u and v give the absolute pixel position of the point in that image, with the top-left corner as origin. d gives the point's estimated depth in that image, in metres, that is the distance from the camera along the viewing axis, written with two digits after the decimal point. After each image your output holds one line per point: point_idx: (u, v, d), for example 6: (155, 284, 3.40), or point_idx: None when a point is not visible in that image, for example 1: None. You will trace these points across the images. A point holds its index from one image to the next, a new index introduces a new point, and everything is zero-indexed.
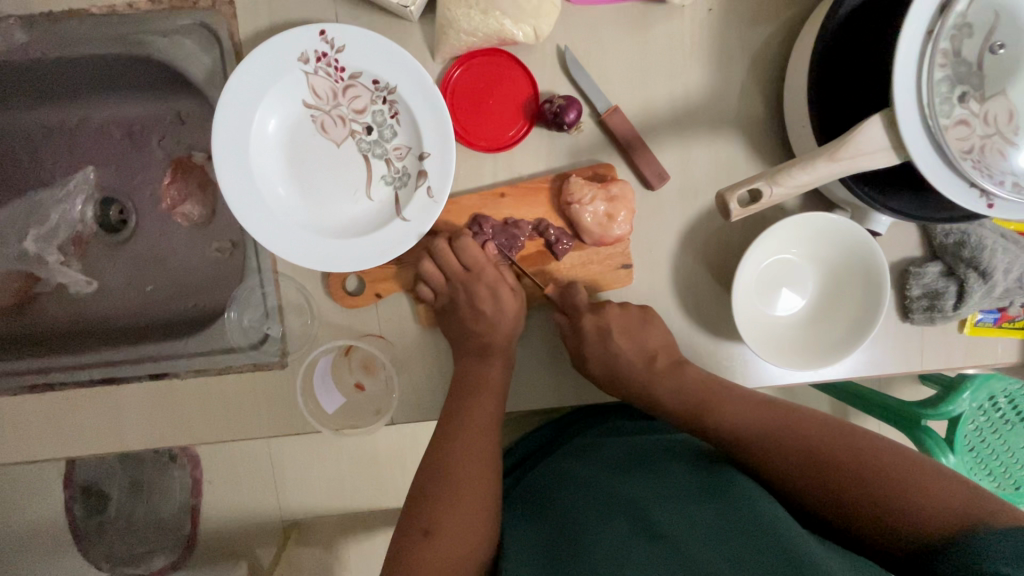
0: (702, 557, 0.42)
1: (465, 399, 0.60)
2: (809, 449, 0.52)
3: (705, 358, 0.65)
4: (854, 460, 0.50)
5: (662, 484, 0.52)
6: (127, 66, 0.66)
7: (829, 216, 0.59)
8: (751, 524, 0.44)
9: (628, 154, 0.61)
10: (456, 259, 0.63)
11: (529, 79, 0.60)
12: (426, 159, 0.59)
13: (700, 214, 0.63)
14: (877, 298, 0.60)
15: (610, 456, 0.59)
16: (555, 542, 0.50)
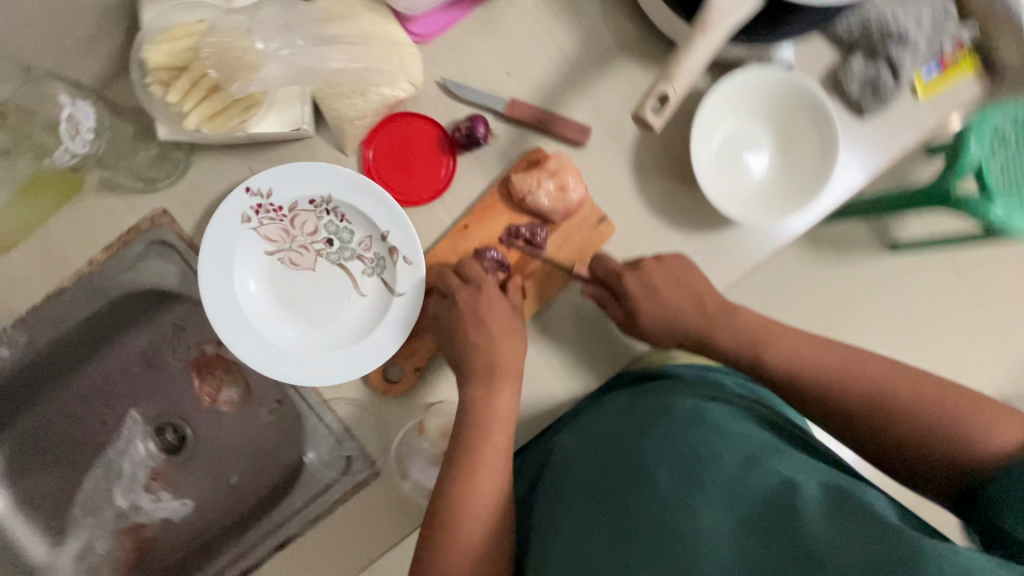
0: (703, 521, 0.42)
1: (502, 424, 0.57)
2: (827, 373, 0.56)
3: (718, 252, 0.67)
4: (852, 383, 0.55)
5: (670, 444, 0.49)
6: (117, 311, 0.72)
7: (737, 75, 0.63)
8: (762, 493, 0.42)
9: (546, 129, 0.65)
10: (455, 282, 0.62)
11: (430, 121, 0.65)
12: (389, 237, 0.63)
13: (636, 140, 0.66)
14: (827, 117, 0.63)
15: (618, 418, 0.57)
16: (556, 516, 0.52)
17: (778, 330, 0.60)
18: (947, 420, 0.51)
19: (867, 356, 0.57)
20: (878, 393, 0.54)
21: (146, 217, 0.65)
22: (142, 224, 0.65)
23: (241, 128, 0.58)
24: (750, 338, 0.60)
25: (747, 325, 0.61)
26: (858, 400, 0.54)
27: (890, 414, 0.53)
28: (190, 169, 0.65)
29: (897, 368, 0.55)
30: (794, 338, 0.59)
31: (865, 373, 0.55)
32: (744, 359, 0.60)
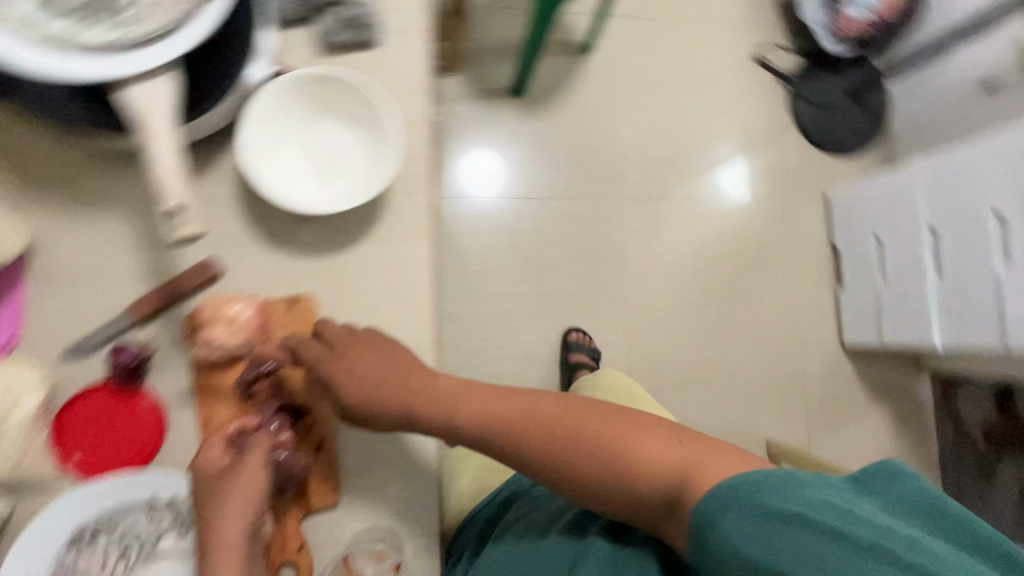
0: None
1: None
2: (545, 437, 0.62)
3: (393, 226, 0.70)
4: (566, 440, 0.61)
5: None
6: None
7: (242, 128, 0.62)
8: None
9: (177, 292, 0.63)
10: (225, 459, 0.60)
11: (92, 389, 0.62)
12: (161, 494, 0.61)
13: (251, 227, 0.67)
14: (347, 83, 0.65)
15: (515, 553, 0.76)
16: None
17: (497, 394, 0.65)
18: (654, 463, 0.58)
19: (567, 412, 0.63)
20: (591, 450, 0.60)
21: None
22: None
23: None
24: (465, 416, 0.64)
25: (467, 416, 0.64)
26: (578, 464, 0.61)
27: (598, 456, 0.60)
28: None
29: (591, 416, 0.62)
30: (526, 400, 0.64)
31: (586, 429, 0.61)
32: (489, 441, 0.64)
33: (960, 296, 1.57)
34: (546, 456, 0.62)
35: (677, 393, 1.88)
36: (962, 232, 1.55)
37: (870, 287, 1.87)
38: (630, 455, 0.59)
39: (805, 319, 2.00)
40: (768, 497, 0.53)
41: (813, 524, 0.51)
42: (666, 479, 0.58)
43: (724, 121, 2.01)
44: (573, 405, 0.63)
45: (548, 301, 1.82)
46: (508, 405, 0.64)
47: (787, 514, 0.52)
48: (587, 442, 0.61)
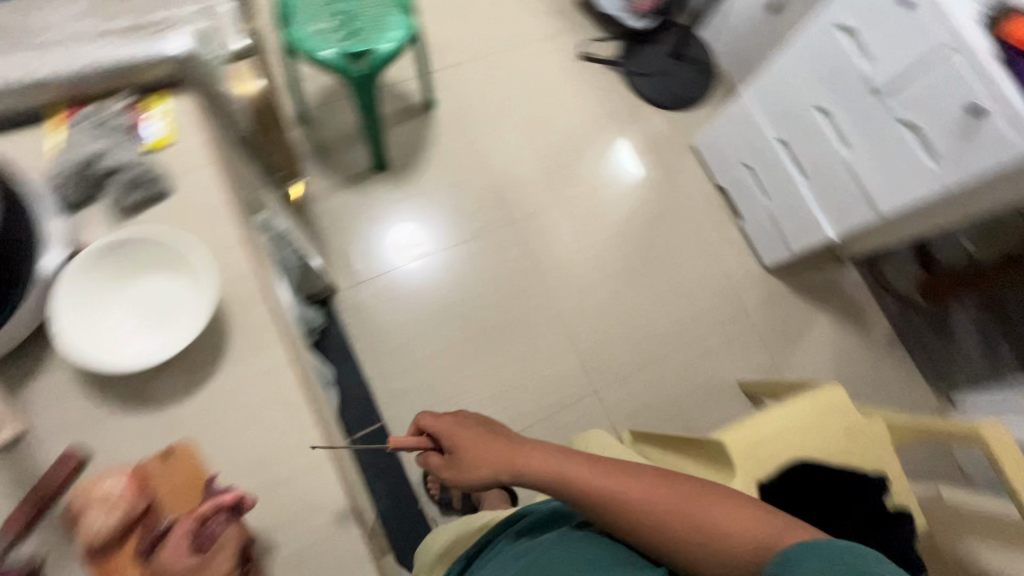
0: None
1: None
2: (625, 504, 0.82)
3: (246, 342, 0.73)
4: (658, 518, 0.80)
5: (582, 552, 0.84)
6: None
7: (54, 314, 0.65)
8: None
9: (52, 493, 0.63)
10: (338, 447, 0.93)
11: None
12: None
13: (111, 399, 0.69)
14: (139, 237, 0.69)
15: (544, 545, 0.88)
16: None
17: (597, 475, 0.85)
18: (736, 535, 0.75)
19: (672, 487, 0.82)
20: (681, 529, 0.78)
21: None
22: None
23: None
24: (567, 473, 0.87)
25: (575, 480, 0.86)
26: (672, 535, 0.78)
27: (684, 512, 0.79)
28: None
29: (682, 513, 0.79)
30: (636, 488, 0.82)
31: (683, 508, 0.79)
32: (596, 501, 0.83)
33: (827, 183, 1.69)
34: (627, 518, 0.81)
35: (637, 373, 1.92)
36: (801, 128, 1.69)
37: (761, 209, 1.98)
38: (710, 540, 0.76)
39: (721, 260, 2.10)
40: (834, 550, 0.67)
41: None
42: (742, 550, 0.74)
43: (574, 122, 2.18)
44: (665, 486, 0.82)
45: (484, 341, 1.86)
46: (606, 476, 0.85)
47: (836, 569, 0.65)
48: (677, 511, 0.79)
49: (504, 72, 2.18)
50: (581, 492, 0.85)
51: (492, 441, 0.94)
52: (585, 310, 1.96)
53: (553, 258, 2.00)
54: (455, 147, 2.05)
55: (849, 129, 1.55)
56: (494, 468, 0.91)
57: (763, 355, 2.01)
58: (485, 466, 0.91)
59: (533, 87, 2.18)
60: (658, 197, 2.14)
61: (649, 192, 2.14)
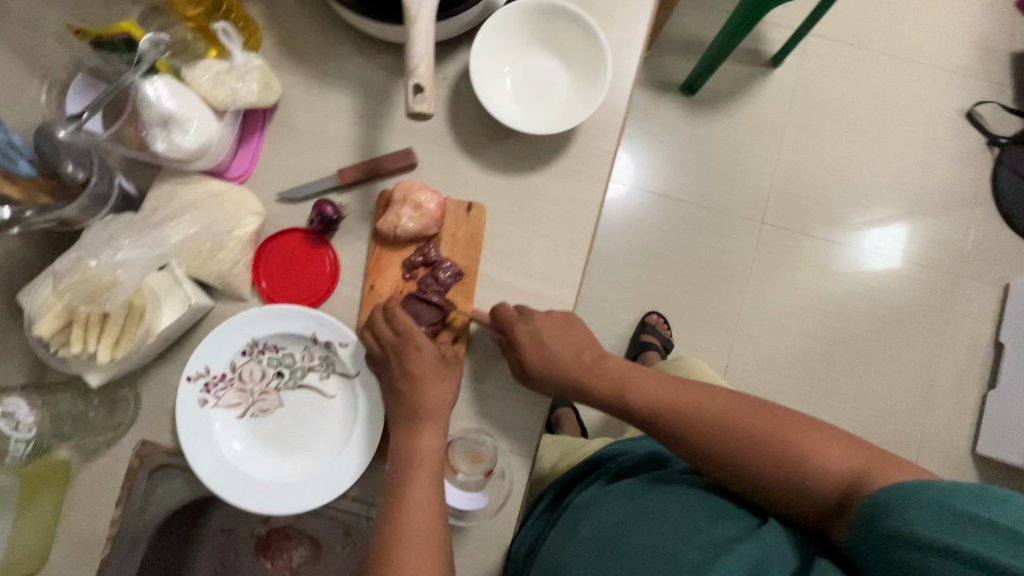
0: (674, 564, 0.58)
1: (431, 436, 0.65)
2: (714, 430, 0.63)
3: (577, 166, 0.73)
4: (753, 449, 0.61)
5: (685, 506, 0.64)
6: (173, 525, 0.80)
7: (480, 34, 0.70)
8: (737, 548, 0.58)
9: (380, 172, 0.72)
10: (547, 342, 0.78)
11: (292, 231, 0.72)
12: (318, 336, 0.70)
13: (456, 132, 0.73)
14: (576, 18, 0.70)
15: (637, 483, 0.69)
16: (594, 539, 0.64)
17: (670, 386, 0.68)
18: (837, 471, 0.57)
19: (749, 412, 0.64)
20: (785, 468, 0.59)
21: (134, 454, 0.70)
22: (135, 460, 0.70)
23: (146, 334, 0.62)
24: (639, 397, 0.68)
25: (653, 397, 0.67)
26: (769, 471, 0.60)
27: (778, 450, 0.60)
28: (141, 398, 0.71)
29: (779, 446, 0.60)
30: (721, 407, 0.65)
31: (777, 441, 0.61)
32: (686, 428, 0.65)
33: None
34: (717, 449, 0.63)
35: None
36: None
37: None
38: (810, 473, 0.58)
39: None
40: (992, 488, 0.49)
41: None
42: (845, 487, 0.56)
43: (931, 162, 1.66)
44: (748, 415, 0.63)
45: (656, 307, 1.61)
46: (676, 387, 0.68)
47: (968, 516, 0.47)
48: (775, 447, 0.60)
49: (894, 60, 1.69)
50: (663, 418, 0.66)
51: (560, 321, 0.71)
52: None
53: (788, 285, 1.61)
54: (775, 106, 1.67)
55: None
56: (569, 384, 0.69)
57: None
58: (559, 377, 0.68)
59: (913, 91, 1.68)
60: (959, 306, 1.61)
61: (954, 292, 1.61)
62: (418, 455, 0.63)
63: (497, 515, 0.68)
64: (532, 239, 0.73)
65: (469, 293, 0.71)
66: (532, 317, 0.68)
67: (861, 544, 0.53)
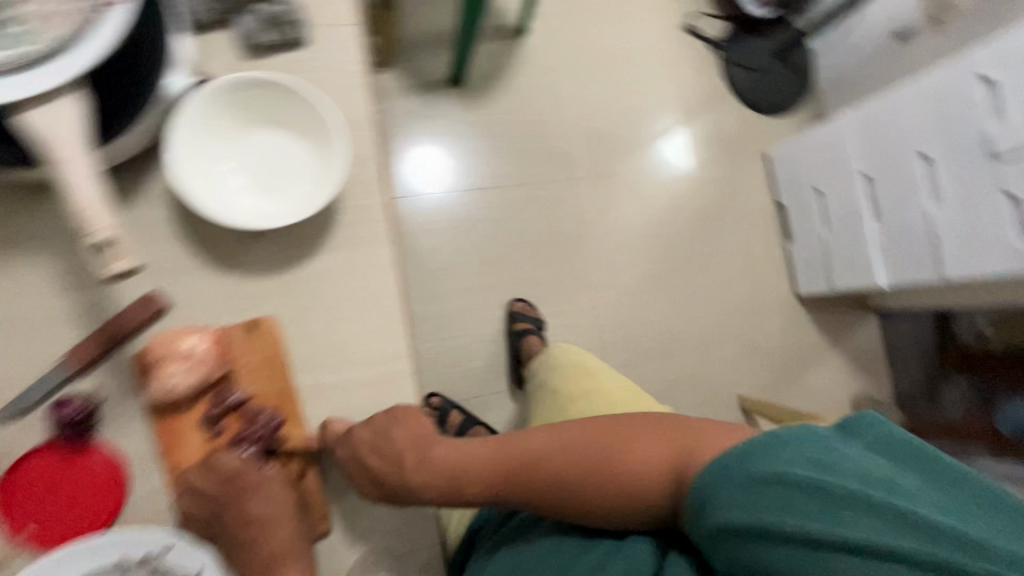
0: None
1: None
2: (558, 480, 0.65)
3: (353, 232, 0.67)
4: (590, 480, 0.65)
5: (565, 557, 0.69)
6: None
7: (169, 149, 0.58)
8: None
9: (121, 335, 0.58)
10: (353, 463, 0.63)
11: (41, 449, 0.57)
12: (128, 557, 0.54)
13: (199, 252, 0.62)
14: (278, 91, 0.62)
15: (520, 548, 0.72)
16: None
17: (502, 447, 0.67)
18: (653, 467, 0.66)
19: (584, 439, 0.67)
20: (621, 485, 0.65)
21: None
22: None
23: None
24: (475, 480, 0.65)
25: (494, 469, 0.65)
26: (610, 495, 0.65)
27: (609, 475, 0.65)
28: None
29: (612, 467, 0.65)
30: (556, 450, 0.66)
31: (605, 463, 0.65)
32: (535, 485, 0.65)
33: (900, 233, 1.66)
34: (566, 495, 0.65)
35: (648, 364, 1.91)
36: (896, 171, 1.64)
37: (818, 238, 1.95)
38: (635, 482, 0.65)
39: (756, 274, 2.08)
40: (779, 453, 0.59)
41: (818, 487, 0.56)
42: (669, 477, 0.65)
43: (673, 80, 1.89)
44: (578, 447, 0.66)
45: (513, 295, 1.81)
46: (505, 450, 0.66)
47: (771, 487, 0.57)
48: (606, 470, 0.65)
49: (607, 18, 2.03)
50: (506, 490, 0.66)
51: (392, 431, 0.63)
52: (617, 288, 1.91)
53: (598, 230, 1.93)
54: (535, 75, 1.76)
55: (946, 184, 1.50)
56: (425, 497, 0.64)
57: (767, 378, 2.03)
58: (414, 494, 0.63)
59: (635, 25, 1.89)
60: None
61: None
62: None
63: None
64: (339, 326, 0.65)
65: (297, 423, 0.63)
66: (350, 437, 0.61)
67: (701, 534, 0.62)
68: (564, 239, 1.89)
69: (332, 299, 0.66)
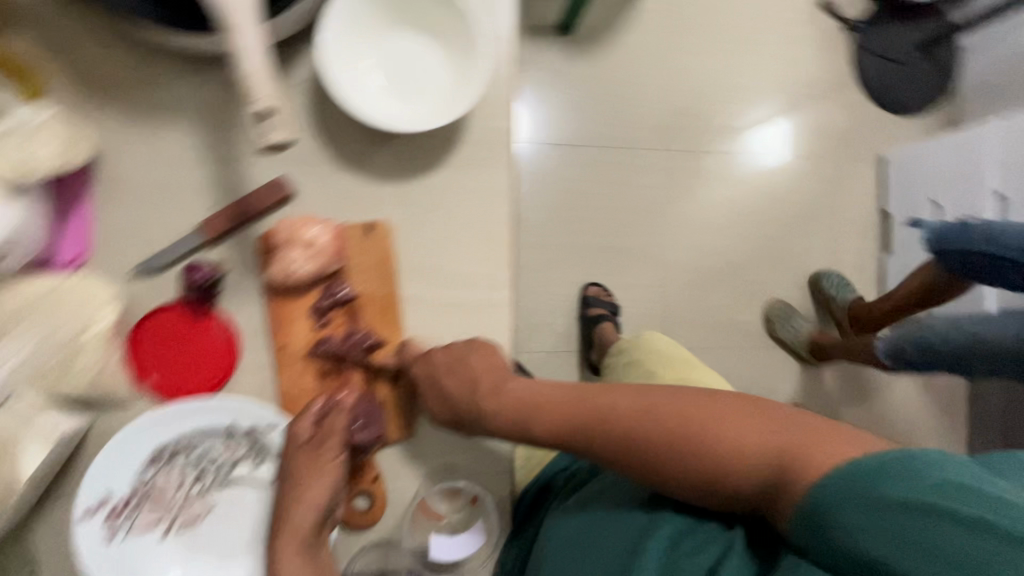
0: None
1: None
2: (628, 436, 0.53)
3: (475, 153, 0.65)
4: (669, 433, 0.52)
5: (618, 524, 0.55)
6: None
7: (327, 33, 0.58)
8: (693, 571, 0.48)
9: (256, 214, 0.60)
10: (442, 386, 0.58)
11: (164, 309, 0.60)
12: (238, 424, 0.60)
13: (326, 147, 0.63)
14: None
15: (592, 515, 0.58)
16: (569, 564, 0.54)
17: (565, 390, 0.58)
18: (757, 448, 0.50)
19: (677, 400, 0.54)
20: (714, 459, 0.50)
21: None
22: None
23: (12, 484, 0.52)
24: (549, 416, 0.56)
25: (559, 408, 0.57)
26: (695, 463, 0.51)
27: (694, 457, 0.51)
28: (37, 554, 0.58)
29: (702, 430, 0.51)
30: (637, 397, 0.55)
31: (697, 433, 0.51)
32: (607, 426, 0.54)
33: None
34: (635, 452, 0.53)
35: None
36: None
37: None
38: (722, 459, 0.50)
39: None
40: (926, 474, 0.43)
41: (991, 498, 0.42)
42: (770, 462, 0.49)
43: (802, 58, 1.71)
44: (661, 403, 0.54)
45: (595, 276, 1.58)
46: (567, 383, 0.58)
47: (941, 487, 0.43)
48: (694, 440, 0.51)
49: None
50: (587, 440, 0.55)
51: (453, 366, 0.58)
52: None
53: None
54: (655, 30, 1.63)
55: None
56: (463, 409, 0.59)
57: None
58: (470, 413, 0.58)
59: None
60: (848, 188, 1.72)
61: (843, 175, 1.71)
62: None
63: (488, 563, 0.63)
64: (446, 245, 0.65)
65: (396, 326, 0.63)
66: (429, 357, 0.59)
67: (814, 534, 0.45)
68: (654, 216, 1.61)
69: (443, 217, 0.65)
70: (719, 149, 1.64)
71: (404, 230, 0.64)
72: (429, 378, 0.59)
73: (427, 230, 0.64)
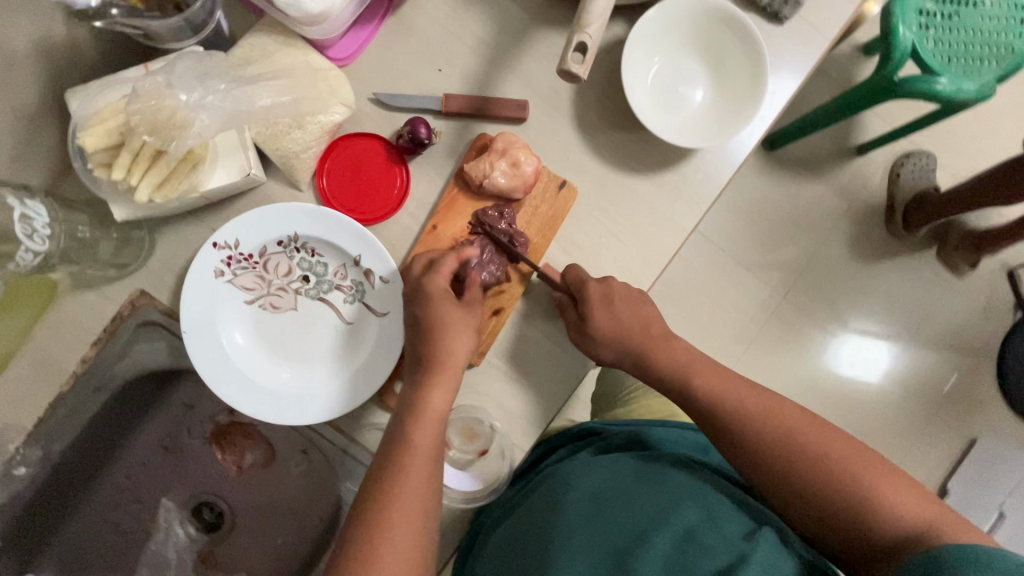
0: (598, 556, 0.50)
1: None
2: (768, 432, 0.55)
3: (680, 187, 0.69)
4: (802, 450, 0.53)
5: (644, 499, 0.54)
6: (112, 412, 0.70)
7: (652, 14, 0.67)
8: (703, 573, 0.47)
9: (488, 115, 0.66)
10: (601, 308, 0.63)
11: (372, 137, 0.67)
12: (361, 261, 0.65)
13: (573, 104, 0.68)
14: (756, 50, 0.66)
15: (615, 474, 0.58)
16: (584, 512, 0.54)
17: (715, 370, 0.61)
18: (886, 503, 0.48)
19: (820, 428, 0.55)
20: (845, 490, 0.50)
21: (126, 300, 0.64)
22: (122, 310, 0.64)
23: (191, 189, 0.58)
24: (702, 386, 0.60)
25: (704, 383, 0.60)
26: (813, 488, 0.51)
27: (819, 479, 0.51)
28: (156, 248, 0.65)
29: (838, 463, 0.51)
30: (789, 411, 0.56)
31: (832, 465, 0.51)
32: (739, 421, 0.56)
33: None
34: (757, 450, 0.55)
35: None
36: None
37: None
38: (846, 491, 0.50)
39: None
40: None
41: None
42: (893, 523, 0.47)
43: None
44: (804, 420, 0.55)
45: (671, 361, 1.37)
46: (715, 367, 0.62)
47: None
48: (823, 468, 0.51)
49: None
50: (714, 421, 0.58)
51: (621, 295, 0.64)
52: None
53: None
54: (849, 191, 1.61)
55: None
56: (624, 347, 0.64)
57: None
58: (616, 342, 0.63)
59: None
60: None
61: None
62: (416, 414, 0.56)
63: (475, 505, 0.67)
64: (608, 241, 0.68)
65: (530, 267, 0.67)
66: (609, 282, 0.64)
67: None
68: (705, 349, 1.29)
69: (621, 218, 0.68)
70: (801, 331, 1.29)
71: (585, 206, 0.68)
72: (596, 299, 0.63)
73: (602, 219, 0.68)
